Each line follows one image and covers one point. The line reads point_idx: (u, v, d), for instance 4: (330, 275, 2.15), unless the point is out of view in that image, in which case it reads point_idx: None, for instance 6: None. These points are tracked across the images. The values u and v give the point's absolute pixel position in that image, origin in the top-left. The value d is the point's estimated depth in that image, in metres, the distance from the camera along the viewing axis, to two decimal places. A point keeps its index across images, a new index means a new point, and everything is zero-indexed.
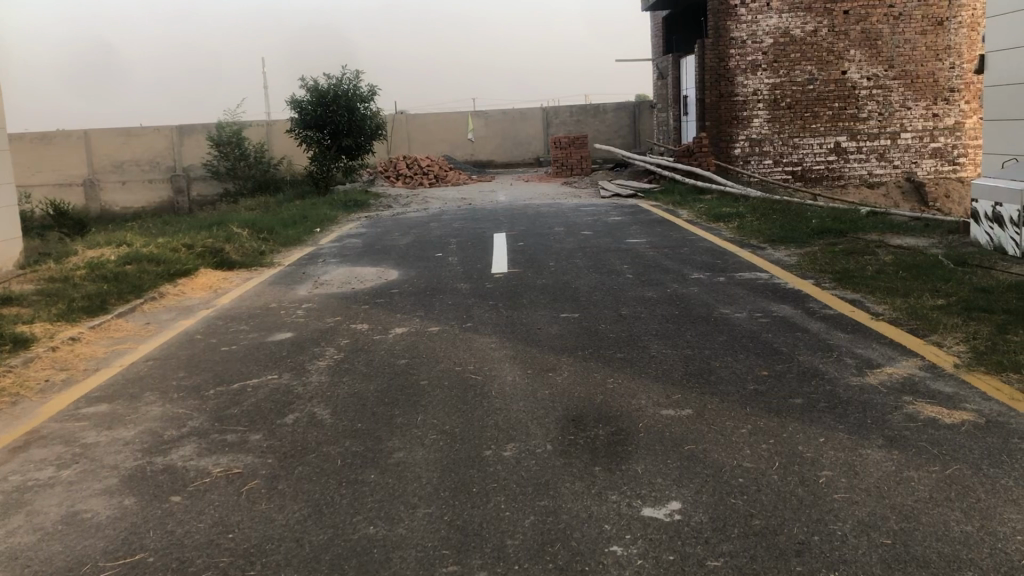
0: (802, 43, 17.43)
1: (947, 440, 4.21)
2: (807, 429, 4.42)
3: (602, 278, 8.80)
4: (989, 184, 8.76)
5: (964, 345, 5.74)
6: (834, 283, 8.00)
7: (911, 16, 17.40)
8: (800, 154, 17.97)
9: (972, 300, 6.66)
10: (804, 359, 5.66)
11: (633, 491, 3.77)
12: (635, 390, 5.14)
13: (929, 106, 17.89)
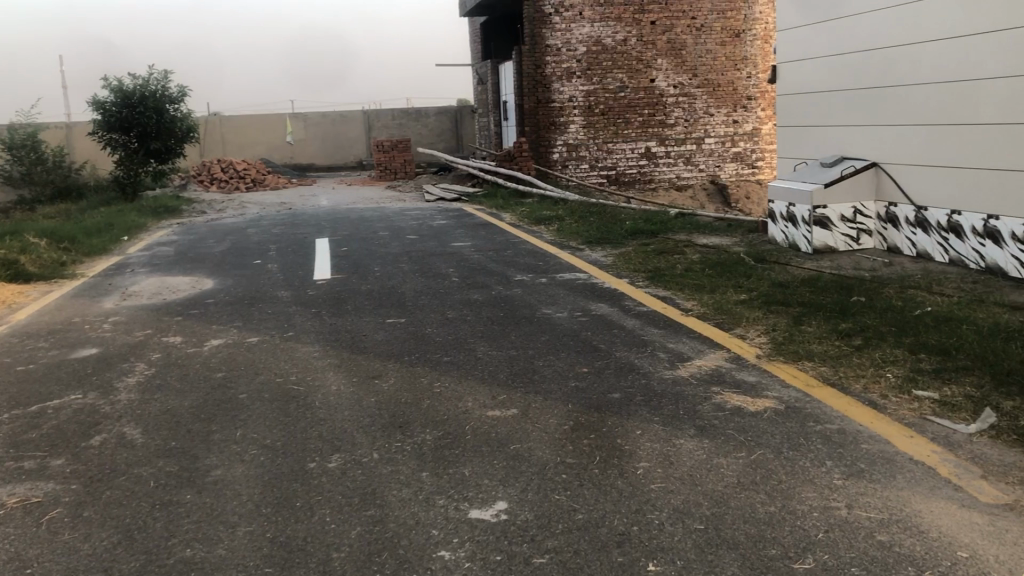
0: (613, 51, 18.09)
1: (753, 427, 4.49)
2: (625, 422, 4.59)
3: (427, 281, 8.80)
4: (783, 186, 9.39)
5: (765, 336, 6.14)
6: (648, 281, 8.35)
7: (712, 28, 18.46)
8: (614, 159, 18.66)
9: (771, 294, 7.14)
10: (621, 355, 5.87)
11: (460, 494, 3.79)
12: (461, 393, 5.17)
13: (730, 112, 19.08)
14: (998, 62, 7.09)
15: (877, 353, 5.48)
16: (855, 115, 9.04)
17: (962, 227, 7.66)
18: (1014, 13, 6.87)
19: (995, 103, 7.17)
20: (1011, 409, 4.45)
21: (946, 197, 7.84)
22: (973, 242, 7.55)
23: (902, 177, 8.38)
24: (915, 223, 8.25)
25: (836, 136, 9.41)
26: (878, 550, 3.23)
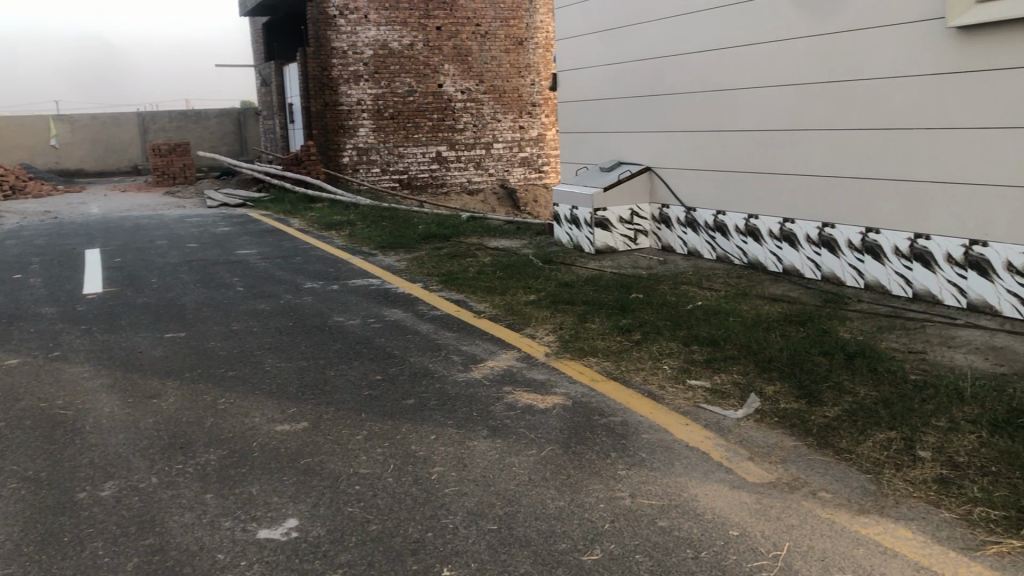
0: (400, 55, 18.05)
1: (542, 424, 4.61)
2: (418, 428, 4.58)
3: (211, 292, 8.40)
4: (566, 189, 9.72)
5: (553, 335, 6.33)
6: (440, 285, 8.40)
7: (496, 35, 18.83)
8: (405, 163, 18.63)
9: (558, 294, 7.37)
10: (415, 361, 5.86)
11: (248, 514, 3.64)
12: (248, 408, 4.96)
13: (516, 118, 19.57)
14: (754, 73, 7.69)
15: (656, 347, 5.78)
16: (629, 121, 9.51)
17: (727, 226, 8.23)
18: (766, 28, 7.48)
19: (752, 111, 7.76)
20: (772, 393, 4.83)
21: (712, 199, 8.41)
22: (737, 239, 8.14)
23: (674, 180, 8.91)
24: (685, 223, 8.78)
25: (613, 141, 9.86)
26: (659, 535, 3.40)
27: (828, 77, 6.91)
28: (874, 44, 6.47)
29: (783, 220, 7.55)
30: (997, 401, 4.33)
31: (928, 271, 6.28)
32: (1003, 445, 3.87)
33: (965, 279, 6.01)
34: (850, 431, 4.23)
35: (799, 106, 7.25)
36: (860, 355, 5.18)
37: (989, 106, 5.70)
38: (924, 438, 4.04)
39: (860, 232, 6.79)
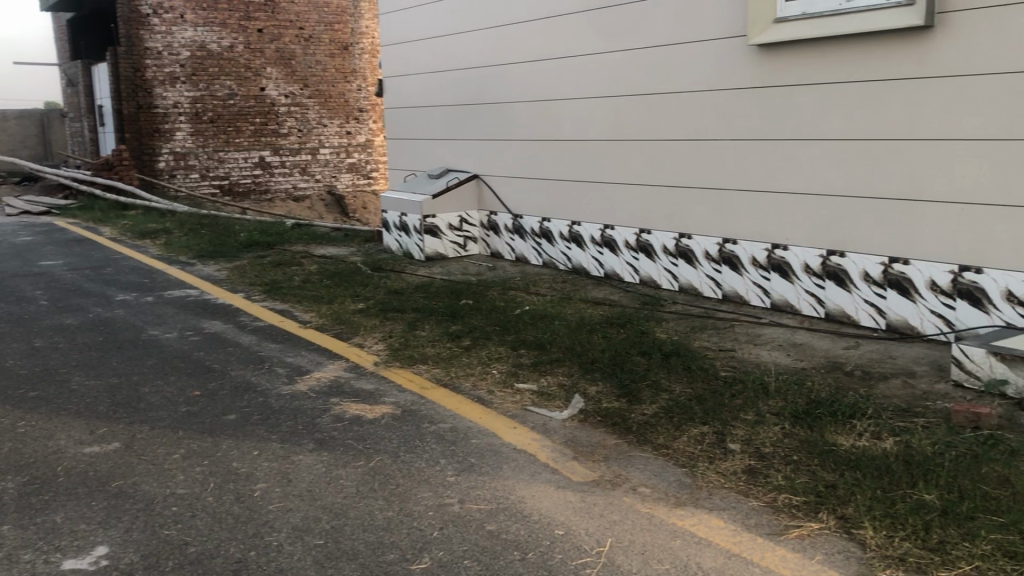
0: (219, 57, 17.40)
1: (370, 434, 4.55)
2: (240, 444, 4.42)
3: (8, 307, 7.78)
4: (394, 196, 9.65)
5: (381, 343, 6.27)
6: (264, 294, 8.15)
7: (320, 40, 18.51)
8: (226, 169, 17.94)
9: (387, 302, 7.31)
10: (237, 374, 5.65)
11: (51, 545, 3.39)
12: (52, 430, 4.63)
13: (342, 124, 19.28)
14: (574, 84, 7.92)
15: (484, 352, 5.84)
16: (456, 129, 9.58)
17: (551, 232, 8.43)
18: (583, 41, 7.73)
19: (573, 121, 7.99)
20: (595, 394, 4.98)
21: (537, 206, 8.60)
22: (561, 245, 8.35)
23: (501, 187, 9.05)
24: (513, 229, 8.93)
25: (439, 149, 9.90)
26: (487, 539, 3.43)
27: (643, 90, 7.22)
28: (683, 59, 6.82)
29: (604, 226, 7.81)
30: (798, 395, 4.65)
31: (735, 274, 6.67)
32: (803, 435, 4.15)
33: (768, 281, 6.42)
34: (667, 427, 4.43)
35: (617, 117, 7.52)
36: (676, 355, 5.43)
37: (787, 119, 6.12)
38: (734, 431, 4.28)
39: (675, 238, 7.12)
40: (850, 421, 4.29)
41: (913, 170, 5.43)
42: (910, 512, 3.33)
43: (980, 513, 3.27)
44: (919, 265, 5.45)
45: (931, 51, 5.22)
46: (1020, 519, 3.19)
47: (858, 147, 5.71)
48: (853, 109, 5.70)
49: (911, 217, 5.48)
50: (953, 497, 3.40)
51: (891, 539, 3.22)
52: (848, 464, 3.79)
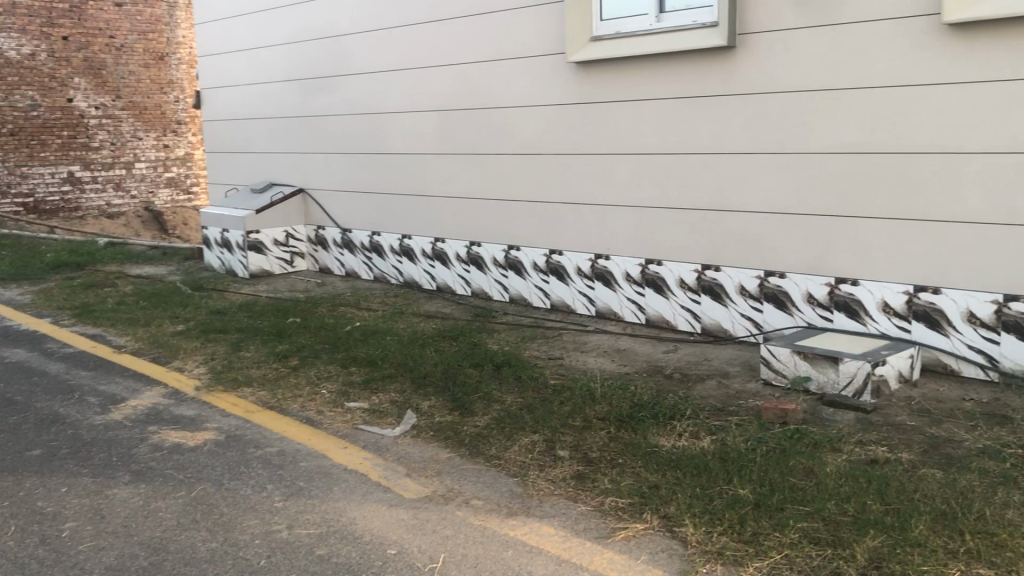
0: (19, 66, 16.22)
1: (192, 462, 4.35)
2: (46, 481, 4.11)
3: None
4: (216, 212, 9.29)
5: (203, 366, 6.01)
6: (73, 319, 7.63)
7: (132, 49, 17.63)
8: (30, 185, 16.72)
9: (209, 323, 7.01)
10: (43, 406, 5.26)
11: None
12: None
13: (159, 137, 18.39)
14: (400, 98, 7.89)
15: (312, 371, 5.71)
16: (279, 143, 9.34)
17: (381, 246, 8.36)
18: (407, 55, 7.73)
19: (399, 136, 7.96)
20: (427, 408, 4.96)
21: (365, 220, 8.51)
22: (391, 259, 8.30)
23: (327, 202, 8.89)
24: (341, 244, 8.80)
25: (262, 163, 9.63)
26: (317, 564, 3.35)
27: (468, 104, 7.28)
28: (506, 76, 6.94)
29: (433, 240, 7.81)
30: (622, 399, 4.81)
31: (562, 284, 6.84)
32: (627, 438, 4.30)
33: (592, 290, 6.62)
34: (498, 437, 4.47)
35: (443, 131, 7.55)
36: (507, 365, 5.50)
37: (606, 133, 6.33)
38: (562, 438, 4.38)
39: (503, 250, 7.21)
40: (671, 422, 4.47)
41: (722, 182, 5.74)
42: (726, 507, 3.51)
43: (788, 504, 3.49)
44: (730, 271, 5.76)
45: (734, 71, 5.55)
46: (822, 506, 3.42)
47: (671, 160, 5.97)
48: (666, 124, 5.97)
49: (721, 226, 5.78)
50: (764, 490, 3.61)
51: (710, 534, 3.37)
52: (670, 464, 3.95)
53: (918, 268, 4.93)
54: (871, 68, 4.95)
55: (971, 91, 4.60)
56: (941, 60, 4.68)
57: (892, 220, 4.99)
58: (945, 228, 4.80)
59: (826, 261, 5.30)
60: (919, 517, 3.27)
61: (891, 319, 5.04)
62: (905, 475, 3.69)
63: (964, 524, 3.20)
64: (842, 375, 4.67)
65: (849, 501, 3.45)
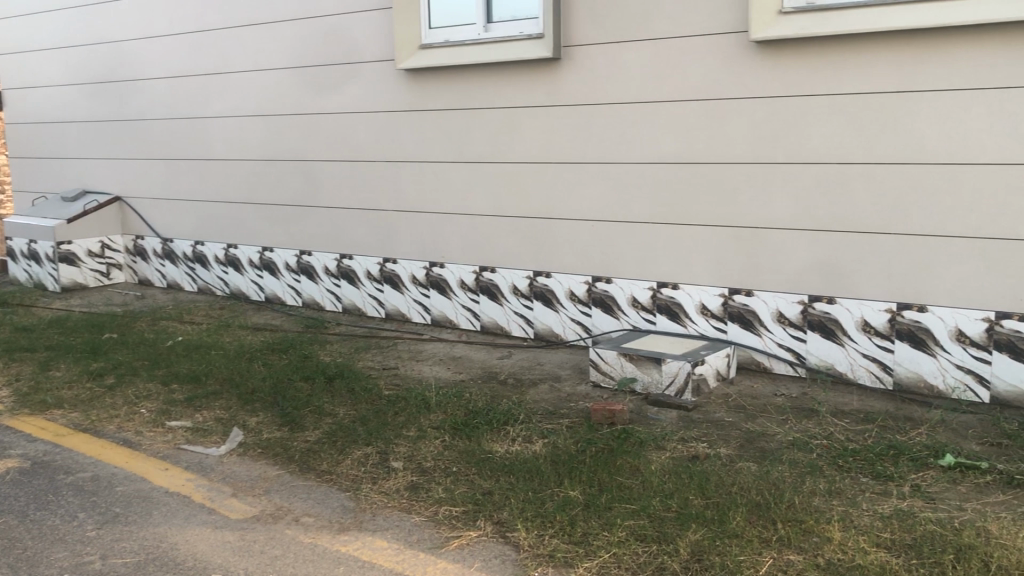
0: None
1: None
2: None
3: None
4: (21, 221, 8.64)
5: (7, 389, 5.56)
6: None
7: None
8: None
9: (14, 341, 6.50)
10: None
11: None
12: None
13: None
14: (224, 102, 7.60)
15: (130, 390, 5.39)
16: (93, 148, 8.79)
17: (205, 256, 8.02)
18: (230, 58, 7.46)
19: (223, 141, 7.66)
20: (255, 425, 4.78)
21: (188, 229, 8.13)
22: (217, 270, 7.98)
23: (147, 210, 8.44)
24: (163, 254, 8.39)
25: (75, 169, 9.03)
26: None
27: (295, 110, 7.10)
28: (334, 81, 6.82)
29: (261, 249, 7.57)
30: (456, 406, 4.81)
31: (396, 292, 6.78)
32: (461, 446, 4.30)
33: (427, 298, 6.60)
34: (330, 452, 4.37)
35: (269, 137, 7.33)
36: (339, 377, 5.38)
37: (436, 141, 6.33)
38: (396, 449, 4.33)
39: (334, 258, 7.08)
40: (505, 427, 4.51)
41: (550, 189, 5.85)
42: (558, 510, 3.57)
43: (615, 503, 3.59)
44: (559, 277, 5.88)
45: (560, 82, 5.68)
46: (648, 503, 3.54)
47: (501, 169, 6.04)
48: (496, 133, 6.03)
49: (550, 233, 5.89)
50: (593, 491, 3.70)
51: (541, 538, 3.41)
52: (503, 469, 3.98)
53: (732, 272, 5.20)
54: (686, 82, 5.19)
55: (776, 105, 4.90)
56: (748, 75, 4.97)
57: (708, 226, 5.24)
58: (755, 233, 5.09)
59: (650, 266, 5.50)
60: (736, 508, 3.44)
61: (710, 321, 5.30)
62: (723, 469, 3.88)
63: (776, 513, 3.39)
64: (665, 375, 4.86)
65: (673, 497, 3.58)
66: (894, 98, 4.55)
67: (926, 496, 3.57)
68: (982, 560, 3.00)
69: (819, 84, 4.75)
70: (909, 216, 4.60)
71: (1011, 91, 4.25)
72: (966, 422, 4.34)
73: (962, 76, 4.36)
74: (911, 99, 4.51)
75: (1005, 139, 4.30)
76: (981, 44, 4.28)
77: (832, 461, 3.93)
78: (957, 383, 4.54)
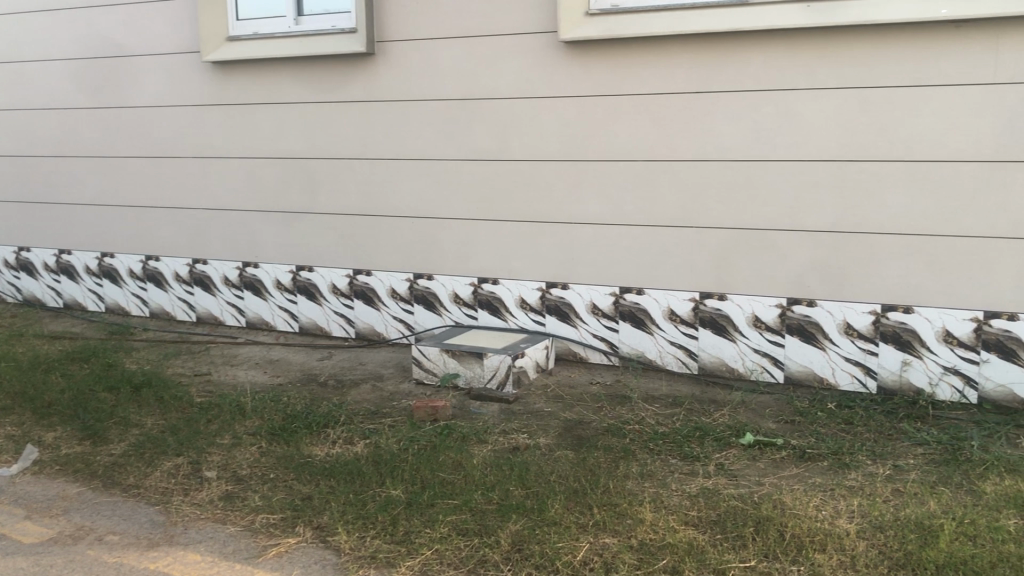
0: None
1: None
2: None
3: None
4: None
5: None
6: None
7: None
8: None
9: None
10: None
11: None
12: None
13: None
14: (11, 94, 7.02)
15: None
16: None
17: None
18: (19, 48, 6.90)
19: (12, 137, 7.08)
20: (52, 440, 4.45)
21: None
22: (7, 275, 7.38)
23: None
24: None
25: None
26: None
27: (92, 103, 6.66)
28: (136, 74, 6.44)
29: (57, 252, 7.06)
30: (273, 411, 4.66)
31: (208, 295, 6.50)
32: (279, 451, 4.17)
33: (242, 299, 6.37)
34: (136, 465, 4.13)
35: (64, 132, 6.84)
36: (147, 386, 5.10)
37: (248, 136, 6.11)
38: (210, 459, 4.15)
39: (140, 260, 6.69)
40: (324, 430, 4.41)
41: (367, 186, 5.77)
42: (379, 510, 3.53)
43: (437, 499, 3.59)
44: (379, 275, 5.82)
45: (375, 77, 5.62)
46: (469, 497, 3.57)
47: (317, 166, 5.90)
48: (310, 129, 5.89)
49: (368, 231, 5.82)
50: (415, 489, 3.69)
51: (363, 539, 3.37)
52: (323, 473, 3.90)
53: (548, 266, 5.32)
54: (500, 80, 5.26)
55: (586, 104, 5.06)
56: (559, 74, 5.09)
57: (525, 222, 5.33)
58: (570, 229, 5.22)
59: (469, 262, 5.54)
60: (555, 497, 3.52)
61: (529, 314, 5.40)
62: (543, 458, 3.97)
63: (592, 498, 3.50)
64: (487, 369, 4.91)
65: (494, 490, 3.62)
66: (694, 98, 4.79)
67: (729, 473, 3.79)
68: (778, 530, 3.22)
69: (625, 84, 4.94)
70: (710, 210, 4.86)
71: (797, 93, 4.58)
72: (764, 402, 4.64)
73: (754, 79, 4.65)
74: (709, 99, 4.76)
75: (792, 137, 4.62)
76: (769, 49, 4.59)
77: (644, 445, 4.10)
78: (756, 365, 4.84)
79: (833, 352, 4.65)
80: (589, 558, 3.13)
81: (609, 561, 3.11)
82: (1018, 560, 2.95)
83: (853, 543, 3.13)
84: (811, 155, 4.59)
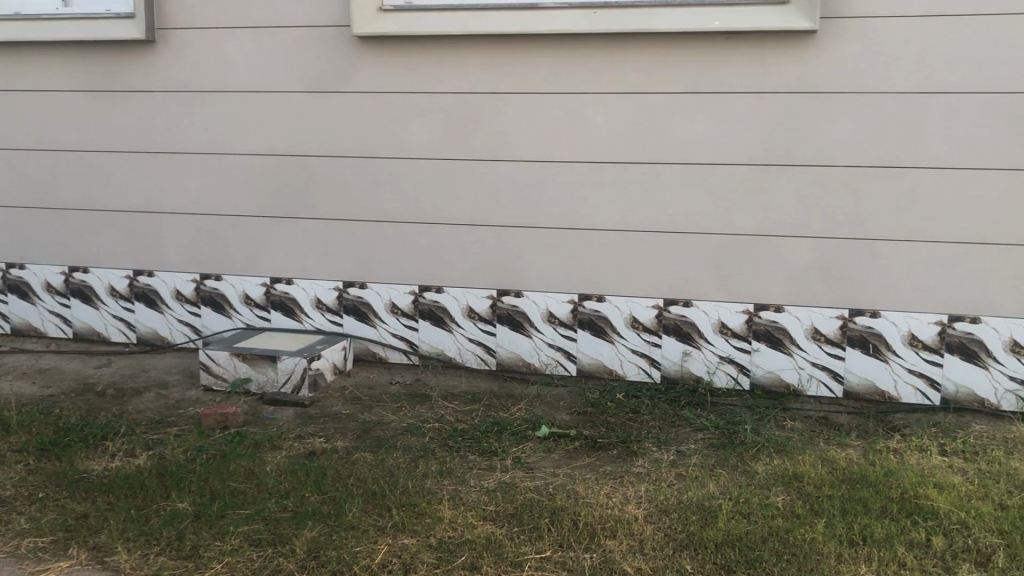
0: None
1: None
2: None
3: None
4: None
5: None
6: None
7: None
8: None
9: None
10: None
11: None
12: None
13: None
14: None
15: None
16: None
17: None
18: None
19: None
20: None
21: None
22: None
23: None
24: None
25: None
26: None
27: None
28: None
29: None
30: (43, 425, 4.29)
31: None
32: (51, 468, 3.85)
33: (6, 304, 5.82)
34: None
35: None
36: None
37: (10, 127, 5.58)
38: None
39: None
40: (102, 443, 4.11)
41: (149, 182, 5.43)
42: (164, 525, 3.33)
43: (227, 510, 3.44)
44: (164, 276, 5.49)
45: (156, 66, 5.30)
46: (262, 506, 3.43)
47: (92, 160, 5.49)
48: (82, 119, 5.47)
49: (151, 229, 5.48)
50: (203, 500, 3.51)
51: (146, 557, 3.17)
52: (100, 489, 3.63)
53: (344, 265, 5.21)
54: (292, 74, 5.10)
55: (381, 101, 5.00)
56: (353, 70, 5.01)
57: (319, 221, 5.20)
58: (366, 227, 5.15)
59: (260, 261, 5.33)
60: (351, 501, 3.45)
61: (325, 314, 5.28)
62: (340, 461, 3.88)
63: (391, 500, 3.46)
64: (281, 372, 4.76)
65: (288, 497, 3.51)
66: (488, 99, 4.85)
67: (525, 466, 3.87)
68: (572, 520, 3.32)
69: (420, 83, 4.93)
70: (504, 208, 4.94)
71: (585, 97, 4.74)
72: (558, 395, 4.77)
73: (545, 81, 4.77)
74: (502, 100, 4.84)
75: (581, 139, 4.78)
76: (559, 53, 4.72)
77: (443, 442, 4.11)
78: (550, 359, 4.98)
79: (621, 345, 4.87)
80: (388, 560, 3.09)
81: (408, 561, 3.09)
82: (785, 534, 3.20)
83: (641, 528, 3.27)
84: (599, 156, 4.77)
